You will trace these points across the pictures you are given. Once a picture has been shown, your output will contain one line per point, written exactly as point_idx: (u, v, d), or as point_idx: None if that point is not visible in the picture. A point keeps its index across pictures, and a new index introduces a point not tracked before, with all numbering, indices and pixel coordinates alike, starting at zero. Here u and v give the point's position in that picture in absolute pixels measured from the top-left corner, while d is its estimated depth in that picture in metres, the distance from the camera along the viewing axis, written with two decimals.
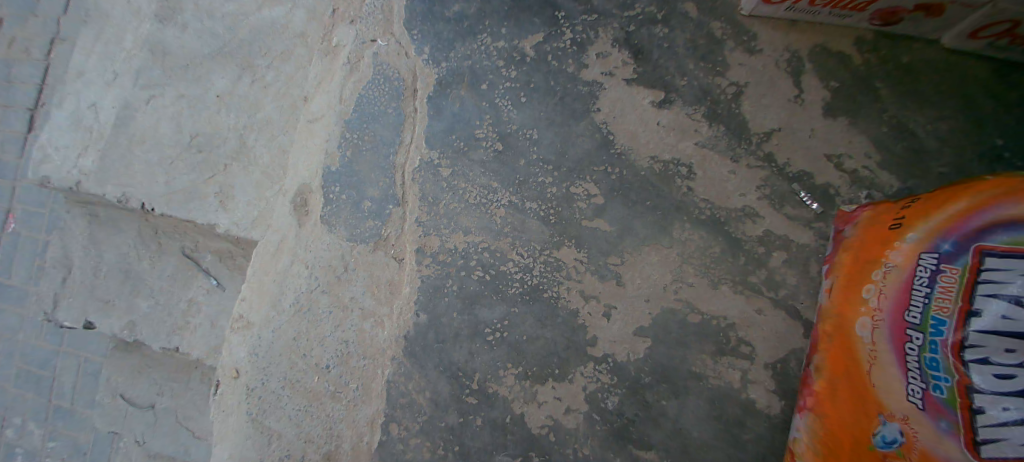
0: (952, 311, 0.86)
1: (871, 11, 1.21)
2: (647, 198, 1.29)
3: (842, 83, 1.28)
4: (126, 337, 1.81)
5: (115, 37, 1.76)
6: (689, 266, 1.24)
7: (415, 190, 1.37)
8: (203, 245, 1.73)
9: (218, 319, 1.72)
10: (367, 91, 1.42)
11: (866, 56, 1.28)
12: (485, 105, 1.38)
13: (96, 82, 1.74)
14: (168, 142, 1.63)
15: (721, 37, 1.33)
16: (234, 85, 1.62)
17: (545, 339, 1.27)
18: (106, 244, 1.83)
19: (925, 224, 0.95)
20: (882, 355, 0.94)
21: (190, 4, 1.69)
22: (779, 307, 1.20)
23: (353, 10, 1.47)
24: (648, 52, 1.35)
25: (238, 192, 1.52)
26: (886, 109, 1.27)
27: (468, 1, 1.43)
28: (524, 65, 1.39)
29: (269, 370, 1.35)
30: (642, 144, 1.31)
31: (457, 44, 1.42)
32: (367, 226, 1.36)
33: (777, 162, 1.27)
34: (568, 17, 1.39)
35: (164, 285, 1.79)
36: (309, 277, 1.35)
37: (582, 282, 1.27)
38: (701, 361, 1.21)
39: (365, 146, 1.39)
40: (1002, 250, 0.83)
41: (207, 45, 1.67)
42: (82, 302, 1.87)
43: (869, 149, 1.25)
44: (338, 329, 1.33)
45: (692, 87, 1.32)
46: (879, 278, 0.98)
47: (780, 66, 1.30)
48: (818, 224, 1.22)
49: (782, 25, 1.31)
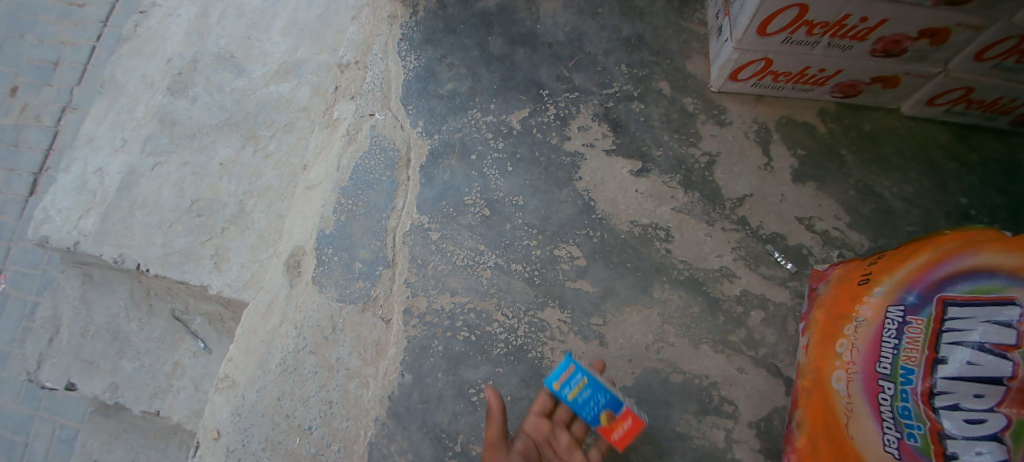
0: (920, 360, 0.89)
1: (832, 84, 1.37)
2: (627, 259, 1.34)
3: (808, 151, 1.39)
4: (107, 400, 1.78)
5: (128, 108, 1.89)
6: (671, 326, 1.28)
7: (405, 253, 1.42)
8: (193, 308, 1.76)
9: (201, 382, 1.72)
10: (364, 160, 1.51)
11: (831, 125, 1.41)
12: (474, 174, 1.47)
13: (105, 149, 1.84)
14: (169, 206, 1.70)
15: (692, 112, 1.45)
16: (237, 154, 1.72)
17: (528, 399, 1.26)
18: (96, 304, 1.84)
19: (890, 278, 1.00)
20: (857, 407, 0.96)
21: (202, 79, 1.84)
22: (759, 365, 1.23)
23: (354, 88, 1.61)
24: (626, 125, 1.46)
25: (232, 254, 1.58)
26: (851, 175, 1.36)
27: (460, 81, 1.57)
28: (511, 137, 1.49)
29: (252, 431, 1.31)
30: (622, 209, 1.39)
31: (448, 118, 1.53)
32: (357, 286, 1.39)
33: (750, 226, 1.34)
34: (552, 94, 1.52)
35: (151, 347, 1.79)
36: (297, 337, 1.36)
37: (565, 342, 1.29)
38: (686, 420, 1.21)
39: (360, 211, 1.46)
40: (964, 298, 0.88)
41: (215, 116, 1.79)
42: (67, 362, 1.83)
43: (838, 211, 1.33)
44: (322, 389, 1.32)
45: (668, 157, 1.42)
46: (850, 332, 1.02)
47: (749, 137, 1.42)
48: (792, 282, 1.28)
49: (750, 100, 1.45)
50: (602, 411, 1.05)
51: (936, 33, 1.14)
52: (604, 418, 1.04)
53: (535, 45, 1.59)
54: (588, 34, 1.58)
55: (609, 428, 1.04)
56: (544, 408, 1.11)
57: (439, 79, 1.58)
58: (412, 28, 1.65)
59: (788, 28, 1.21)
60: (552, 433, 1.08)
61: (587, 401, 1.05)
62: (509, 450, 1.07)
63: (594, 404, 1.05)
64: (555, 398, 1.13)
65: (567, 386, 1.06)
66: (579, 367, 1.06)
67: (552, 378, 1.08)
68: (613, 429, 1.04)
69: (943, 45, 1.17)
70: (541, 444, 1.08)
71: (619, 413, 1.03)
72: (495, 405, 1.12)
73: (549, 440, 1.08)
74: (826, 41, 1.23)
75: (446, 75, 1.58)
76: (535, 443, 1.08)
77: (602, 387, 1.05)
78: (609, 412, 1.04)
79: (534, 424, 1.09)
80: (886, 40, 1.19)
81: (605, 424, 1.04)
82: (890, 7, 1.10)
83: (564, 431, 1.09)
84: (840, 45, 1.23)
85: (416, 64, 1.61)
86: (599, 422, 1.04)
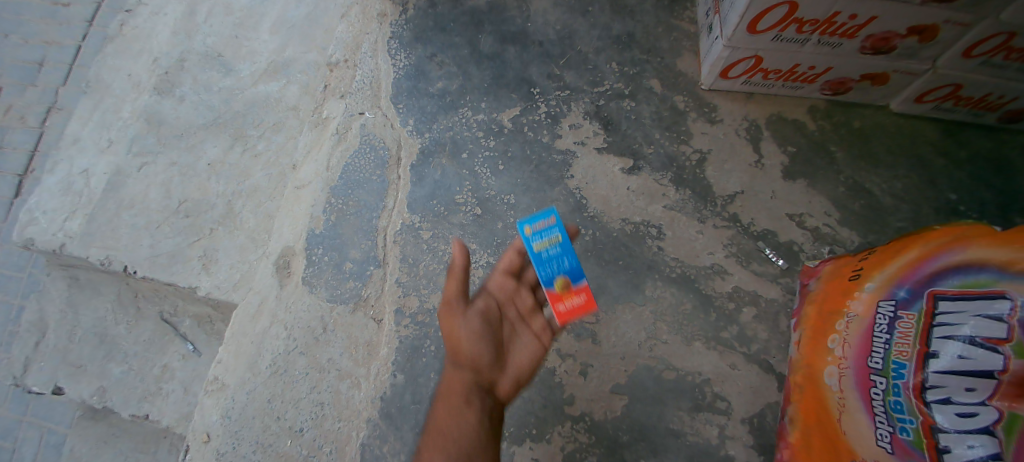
0: (912, 354, 0.89)
1: (821, 82, 1.38)
2: (620, 257, 1.34)
3: (798, 148, 1.40)
4: (95, 404, 1.75)
5: (113, 108, 1.86)
6: (663, 323, 1.28)
7: (396, 252, 1.41)
8: (182, 310, 1.74)
9: (190, 385, 1.71)
10: (354, 159, 1.50)
11: (820, 122, 1.42)
12: (465, 173, 1.46)
13: (90, 149, 1.81)
14: (156, 207, 1.68)
15: (683, 110, 1.46)
16: (225, 154, 1.70)
17: (522, 398, 1.26)
18: (83, 307, 1.81)
19: (881, 274, 1.00)
20: (850, 402, 0.96)
21: (189, 78, 1.82)
22: (752, 361, 1.24)
23: (344, 87, 1.60)
24: (617, 123, 1.46)
25: (221, 255, 1.56)
26: (841, 171, 1.37)
27: (450, 80, 1.56)
28: (503, 135, 1.48)
29: (242, 434, 1.30)
30: (613, 207, 1.38)
31: (439, 116, 1.53)
32: (348, 286, 1.38)
33: (741, 222, 1.34)
34: (543, 93, 1.52)
35: (139, 350, 1.77)
36: (287, 338, 1.35)
37: (558, 340, 1.29)
38: (679, 417, 1.21)
39: (350, 211, 1.45)
40: (954, 293, 0.88)
41: (202, 116, 1.77)
42: (54, 366, 1.79)
43: (828, 207, 1.34)
44: (313, 390, 1.30)
45: (659, 155, 1.42)
46: (842, 327, 1.03)
47: (740, 134, 1.42)
48: (784, 279, 1.29)
49: (740, 97, 1.46)
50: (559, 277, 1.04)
51: (925, 30, 1.15)
52: (560, 282, 1.03)
53: (525, 43, 1.58)
54: (578, 32, 1.58)
55: (561, 296, 1.03)
56: (511, 268, 1.11)
57: (429, 77, 1.57)
58: (402, 27, 1.64)
59: (778, 25, 1.22)
60: (515, 294, 1.09)
61: (552, 258, 1.04)
62: (472, 302, 1.04)
63: (556, 265, 1.04)
64: (519, 258, 1.11)
65: (540, 234, 1.05)
66: (559, 224, 1.07)
67: (528, 222, 1.06)
68: (566, 298, 1.03)
69: (931, 42, 1.18)
70: (503, 302, 1.08)
71: (576, 284, 1.03)
72: (458, 261, 1.03)
73: (513, 301, 1.08)
74: (816, 38, 1.24)
75: (437, 73, 1.58)
76: (499, 300, 1.07)
77: (571, 252, 1.05)
78: (565, 280, 1.04)
79: (499, 282, 1.09)
80: (875, 37, 1.20)
81: (559, 290, 1.03)
82: (878, 4, 1.10)
83: (527, 295, 1.10)
84: (830, 43, 1.24)
85: (406, 63, 1.60)
86: (553, 286, 1.03)
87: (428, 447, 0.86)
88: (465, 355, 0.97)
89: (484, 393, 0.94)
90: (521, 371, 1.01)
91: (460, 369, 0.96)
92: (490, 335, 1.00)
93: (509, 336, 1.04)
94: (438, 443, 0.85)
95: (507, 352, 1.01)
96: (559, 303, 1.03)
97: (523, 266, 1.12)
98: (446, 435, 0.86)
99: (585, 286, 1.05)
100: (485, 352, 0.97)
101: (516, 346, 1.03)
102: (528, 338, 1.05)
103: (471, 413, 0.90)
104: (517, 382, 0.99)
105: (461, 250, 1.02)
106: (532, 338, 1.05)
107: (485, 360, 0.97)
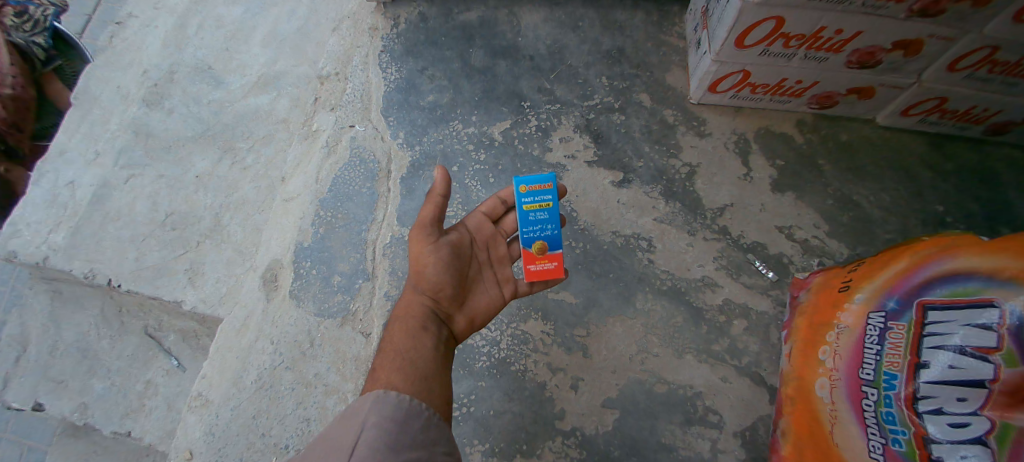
0: (902, 365, 0.89)
1: (808, 96, 1.40)
2: (610, 270, 1.34)
3: (786, 162, 1.42)
4: (76, 420, 1.70)
5: (101, 119, 1.84)
6: (654, 336, 1.27)
7: (385, 265, 1.39)
8: (167, 324, 1.73)
9: (174, 401, 1.67)
10: (343, 172, 1.49)
11: (808, 136, 1.44)
12: (455, 186, 1.45)
13: (77, 162, 1.79)
14: (142, 220, 1.65)
15: (673, 123, 1.47)
16: (214, 167, 1.69)
17: (512, 413, 1.24)
18: (66, 322, 1.77)
19: (870, 285, 1.01)
20: (841, 414, 0.96)
21: (178, 91, 1.82)
22: (743, 374, 1.23)
23: (334, 99, 1.60)
24: (607, 137, 1.47)
25: (207, 268, 1.54)
26: (830, 184, 1.39)
27: (441, 93, 1.57)
28: (493, 149, 1.48)
29: (226, 451, 1.26)
30: (604, 220, 1.38)
31: (429, 129, 1.52)
32: (335, 300, 1.36)
33: (731, 235, 1.35)
34: (533, 106, 1.53)
35: (122, 366, 1.73)
36: (273, 353, 1.32)
37: (549, 354, 1.28)
38: (671, 431, 1.20)
39: (339, 224, 1.43)
40: (943, 302, 0.89)
41: (191, 128, 1.76)
42: (35, 381, 1.74)
43: (817, 219, 1.35)
44: (300, 406, 1.27)
45: (649, 169, 1.43)
46: (833, 339, 1.03)
47: (729, 147, 1.44)
48: (774, 291, 1.29)
49: (729, 111, 1.48)
50: (538, 240, 1.15)
51: (909, 44, 1.17)
52: (538, 246, 1.14)
53: (516, 57, 1.60)
54: (568, 46, 1.60)
55: (536, 257, 1.14)
56: (492, 212, 1.20)
57: (420, 90, 1.58)
58: (392, 40, 1.64)
59: (765, 40, 1.24)
60: (490, 238, 1.20)
61: (538, 222, 1.13)
62: (447, 234, 1.12)
63: (538, 230, 1.14)
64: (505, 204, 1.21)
65: (533, 195, 1.12)
66: (554, 191, 1.12)
67: (526, 181, 1.11)
68: (538, 260, 1.14)
69: (915, 56, 1.20)
70: (478, 243, 1.18)
71: (551, 251, 1.14)
72: (439, 187, 1.10)
73: (485, 245, 1.19)
74: (802, 53, 1.26)
75: (428, 86, 1.58)
76: (474, 239, 1.18)
77: (557, 219, 1.13)
78: (543, 245, 1.14)
79: (478, 223, 1.19)
80: (861, 51, 1.22)
81: (534, 252, 1.14)
82: (863, 20, 1.13)
83: (501, 242, 1.20)
84: (816, 57, 1.26)
85: (397, 76, 1.60)
86: (530, 247, 1.14)
87: (382, 355, 1.00)
88: (428, 281, 1.08)
89: (439, 322, 1.07)
90: (476, 309, 1.14)
91: (420, 295, 1.09)
92: (454, 269, 1.10)
93: (473, 275, 1.16)
94: (392, 353, 0.99)
95: (468, 294, 1.14)
96: (531, 263, 1.14)
97: (506, 213, 1.21)
98: (400, 347, 1.00)
99: (560, 254, 1.16)
100: (448, 284, 1.09)
101: (476, 286, 1.16)
102: (488, 283, 1.17)
103: (424, 334, 1.03)
104: (469, 318, 1.12)
105: (442, 176, 1.09)
106: (492, 283, 1.17)
107: (446, 291, 1.09)
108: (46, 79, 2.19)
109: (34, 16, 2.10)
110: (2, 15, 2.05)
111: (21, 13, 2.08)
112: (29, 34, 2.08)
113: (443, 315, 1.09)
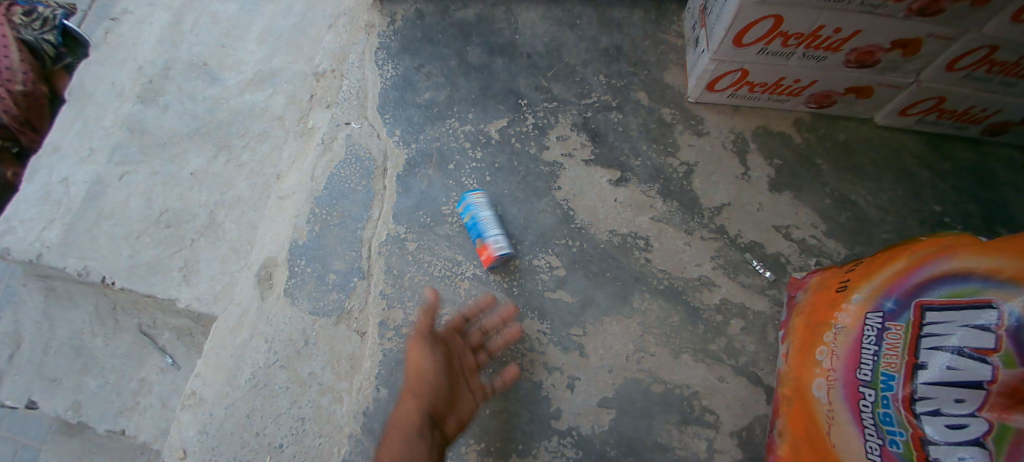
0: (900, 366, 0.89)
1: (806, 95, 1.40)
2: (607, 269, 1.33)
3: (784, 161, 1.41)
4: (70, 419, 1.69)
5: (95, 115, 1.82)
6: (651, 335, 1.27)
7: (381, 264, 1.38)
8: (161, 322, 1.72)
9: (168, 399, 1.66)
10: (339, 169, 1.48)
11: (806, 135, 1.44)
12: (452, 184, 1.44)
13: (70, 158, 1.77)
14: (137, 217, 1.64)
15: (670, 122, 1.47)
16: (209, 164, 1.68)
17: (508, 413, 1.23)
18: (60, 320, 1.76)
19: (867, 285, 1.01)
20: (838, 414, 0.96)
21: (173, 87, 1.80)
22: (740, 374, 1.23)
23: (330, 96, 1.59)
24: (605, 135, 1.46)
25: (202, 266, 1.53)
26: (828, 184, 1.38)
27: (438, 90, 1.56)
28: (490, 147, 1.47)
29: (220, 450, 1.25)
30: (601, 219, 1.38)
31: (426, 127, 1.51)
32: (330, 299, 1.35)
33: (729, 234, 1.35)
34: (531, 104, 1.52)
35: (116, 363, 1.72)
36: (267, 351, 1.31)
37: (545, 353, 1.27)
38: (667, 431, 1.19)
39: (334, 222, 1.42)
40: (941, 303, 0.88)
41: (186, 125, 1.74)
42: (28, 380, 1.72)
43: (814, 219, 1.35)
44: (294, 405, 1.26)
45: (646, 167, 1.42)
46: (830, 339, 1.03)
47: (726, 146, 1.43)
48: (771, 290, 1.29)
49: (727, 110, 1.47)
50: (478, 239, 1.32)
51: (909, 44, 1.17)
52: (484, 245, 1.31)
53: (513, 55, 1.59)
54: (566, 44, 1.59)
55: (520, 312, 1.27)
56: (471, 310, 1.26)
57: (416, 88, 1.57)
58: (389, 37, 1.63)
59: (763, 39, 1.23)
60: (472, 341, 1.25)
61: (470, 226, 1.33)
62: (430, 345, 1.19)
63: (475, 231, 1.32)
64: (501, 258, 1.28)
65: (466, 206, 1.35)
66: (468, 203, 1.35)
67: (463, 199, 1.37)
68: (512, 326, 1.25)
69: (914, 56, 1.20)
70: (461, 347, 1.24)
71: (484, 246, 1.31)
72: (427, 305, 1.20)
73: (469, 345, 1.25)
74: (801, 52, 1.25)
75: (425, 84, 1.57)
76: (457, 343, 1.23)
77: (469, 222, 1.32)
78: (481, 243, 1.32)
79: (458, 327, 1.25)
80: (859, 50, 1.21)
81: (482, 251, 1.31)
82: (862, 18, 1.12)
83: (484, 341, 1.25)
84: (815, 56, 1.25)
85: (393, 74, 1.59)
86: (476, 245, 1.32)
87: None
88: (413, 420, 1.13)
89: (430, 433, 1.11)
90: (464, 413, 1.17)
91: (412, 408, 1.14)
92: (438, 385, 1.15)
93: (459, 378, 1.20)
94: None
95: (455, 396, 1.18)
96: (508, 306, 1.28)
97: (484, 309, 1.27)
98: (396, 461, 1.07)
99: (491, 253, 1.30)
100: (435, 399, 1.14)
101: (463, 386, 1.19)
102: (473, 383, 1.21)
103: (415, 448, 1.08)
104: (459, 419, 1.16)
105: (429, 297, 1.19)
106: (476, 384, 1.21)
107: (432, 404, 1.13)
108: (57, 76, 2.07)
109: (43, 14, 1.97)
110: (10, 14, 1.93)
111: (29, 12, 1.95)
112: (39, 32, 1.96)
113: (436, 418, 1.14)
